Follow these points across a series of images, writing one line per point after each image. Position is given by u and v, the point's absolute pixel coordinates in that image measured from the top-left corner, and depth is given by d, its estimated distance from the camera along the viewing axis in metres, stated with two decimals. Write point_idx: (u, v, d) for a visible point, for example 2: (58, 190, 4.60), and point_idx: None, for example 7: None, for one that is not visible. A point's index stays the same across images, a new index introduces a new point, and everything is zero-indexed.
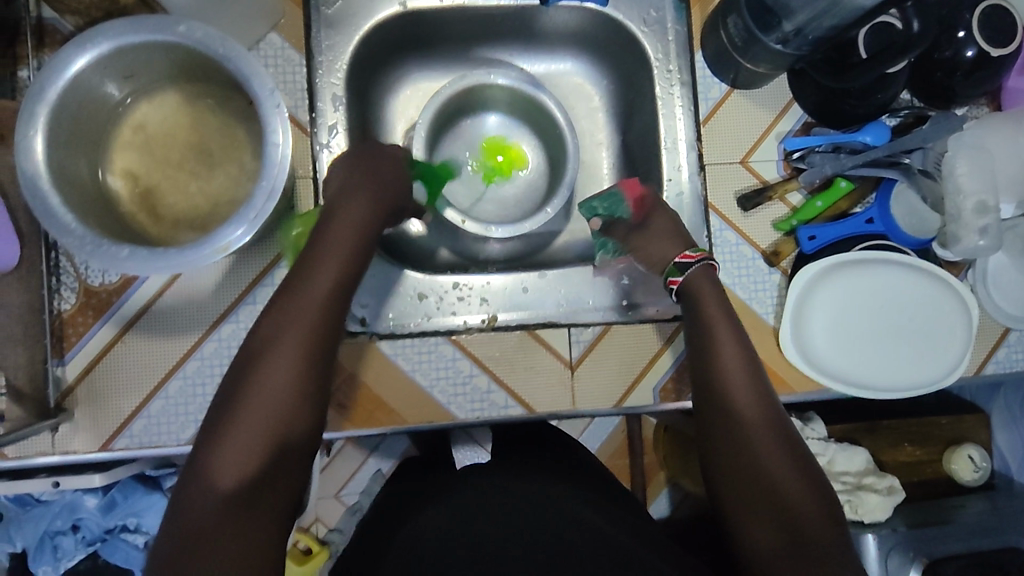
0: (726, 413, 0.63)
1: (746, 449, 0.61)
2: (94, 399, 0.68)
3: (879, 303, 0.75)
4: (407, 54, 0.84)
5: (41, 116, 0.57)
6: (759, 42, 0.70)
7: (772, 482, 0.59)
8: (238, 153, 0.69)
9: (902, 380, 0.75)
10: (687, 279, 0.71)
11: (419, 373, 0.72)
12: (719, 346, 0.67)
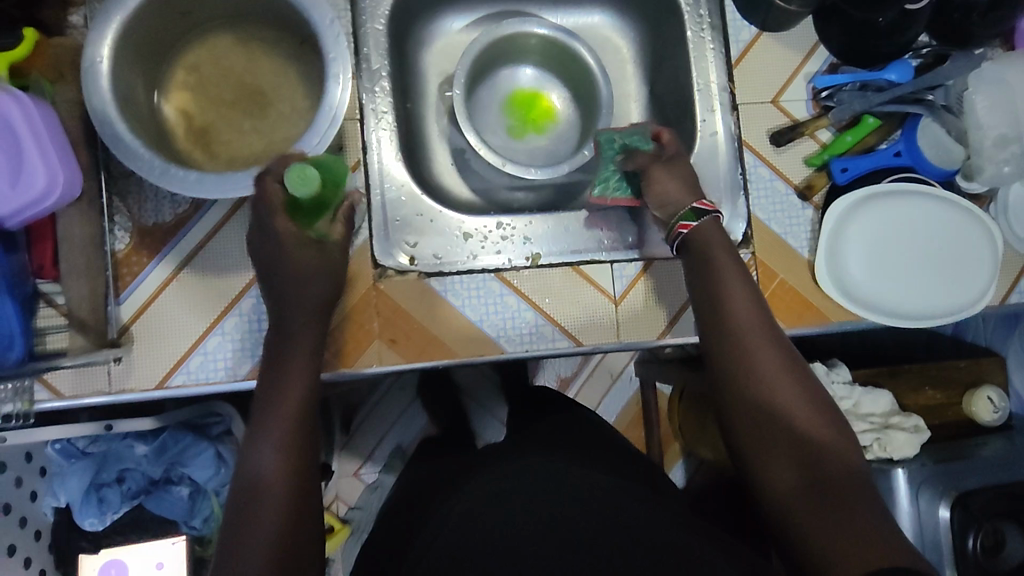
0: (737, 369, 0.64)
1: (759, 401, 0.62)
2: (150, 335, 0.69)
3: (900, 233, 0.78)
4: (441, 7, 0.86)
5: (110, 39, 0.59)
6: None
7: (787, 427, 0.61)
8: (289, 93, 0.70)
9: (933, 307, 0.78)
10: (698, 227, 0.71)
11: (469, 309, 0.74)
12: (730, 295, 0.67)
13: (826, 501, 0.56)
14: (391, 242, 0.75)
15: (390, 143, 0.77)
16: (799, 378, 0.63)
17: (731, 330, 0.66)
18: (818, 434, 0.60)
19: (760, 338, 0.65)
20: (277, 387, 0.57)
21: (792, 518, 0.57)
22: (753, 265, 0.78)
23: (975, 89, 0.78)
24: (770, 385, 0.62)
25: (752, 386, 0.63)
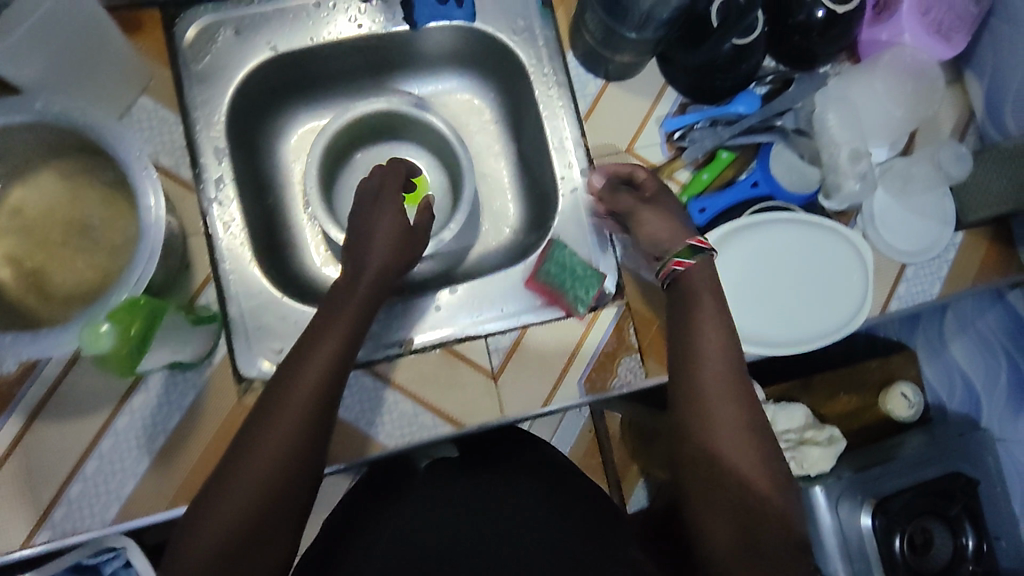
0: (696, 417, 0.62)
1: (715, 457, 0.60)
2: (10, 492, 0.66)
3: (761, 258, 0.78)
4: (289, 97, 0.85)
5: None
6: (618, 33, 0.71)
7: (741, 489, 0.59)
8: (119, 220, 0.67)
9: (811, 330, 0.78)
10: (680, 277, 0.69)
11: (342, 409, 0.72)
12: (699, 322, 0.66)
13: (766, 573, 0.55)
14: (252, 351, 0.73)
15: (241, 250, 0.75)
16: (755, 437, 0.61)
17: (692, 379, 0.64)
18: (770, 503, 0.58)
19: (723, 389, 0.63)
20: (223, 489, 0.55)
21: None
22: (628, 316, 0.78)
23: (824, 108, 0.79)
24: (728, 440, 0.61)
25: (707, 439, 0.61)
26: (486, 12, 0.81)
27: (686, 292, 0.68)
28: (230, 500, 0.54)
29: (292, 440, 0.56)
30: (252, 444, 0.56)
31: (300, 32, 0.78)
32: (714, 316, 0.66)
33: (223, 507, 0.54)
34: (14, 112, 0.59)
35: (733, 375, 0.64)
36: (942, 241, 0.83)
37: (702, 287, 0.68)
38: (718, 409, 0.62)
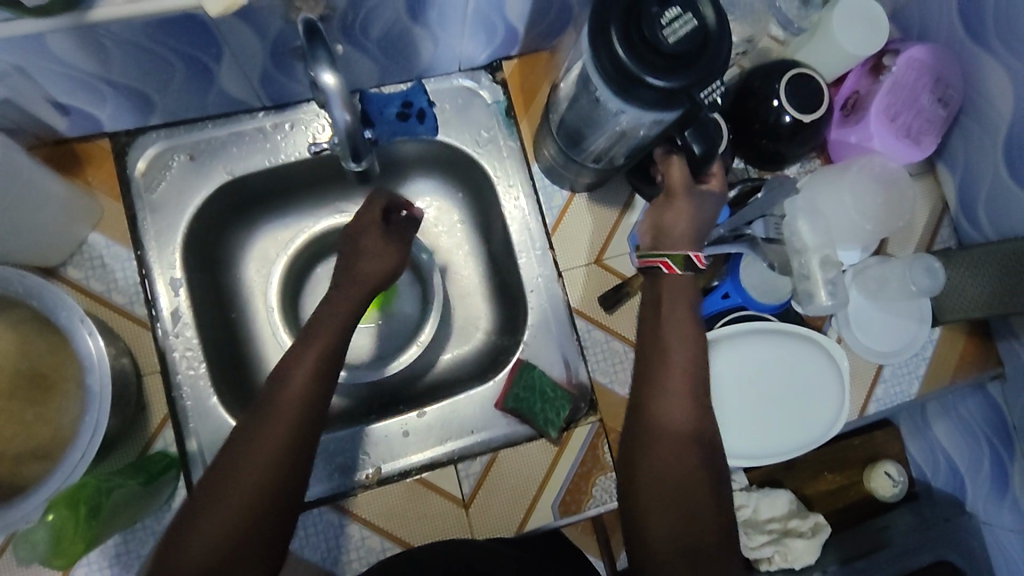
0: (652, 457, 0.57)
1: (674, 505, 0.57)
2: None
3: (756, 368, 0.79)
4: (250, 211, 0.82)
5: None
6: (574, 159, 0.74)
7: (705, 538, 0.56)
8: (70, 374, 0.66)
9: (789, 443, 0.78)
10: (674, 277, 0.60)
11: (309, 549, 0.70)
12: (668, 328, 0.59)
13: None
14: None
15: (200, 381, 0.72)
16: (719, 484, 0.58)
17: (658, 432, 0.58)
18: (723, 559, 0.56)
19: (687, 437, 0.57)
20: (211, 504, 0.53)
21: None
22: (603, 434, 0.77)
23: (793, 216, 0.79)
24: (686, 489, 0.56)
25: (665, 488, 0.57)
26: (448, 125, 0.80)
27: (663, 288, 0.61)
28: (206, 528, 0.52)
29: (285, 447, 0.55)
30: (224, 481, 0.54)
31: (256, 156, 0.77)
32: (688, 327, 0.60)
33: (212, 526, 0.52)
34: None
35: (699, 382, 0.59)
36: (919, 340, 0.83)
37: (671, 309, 0.60)
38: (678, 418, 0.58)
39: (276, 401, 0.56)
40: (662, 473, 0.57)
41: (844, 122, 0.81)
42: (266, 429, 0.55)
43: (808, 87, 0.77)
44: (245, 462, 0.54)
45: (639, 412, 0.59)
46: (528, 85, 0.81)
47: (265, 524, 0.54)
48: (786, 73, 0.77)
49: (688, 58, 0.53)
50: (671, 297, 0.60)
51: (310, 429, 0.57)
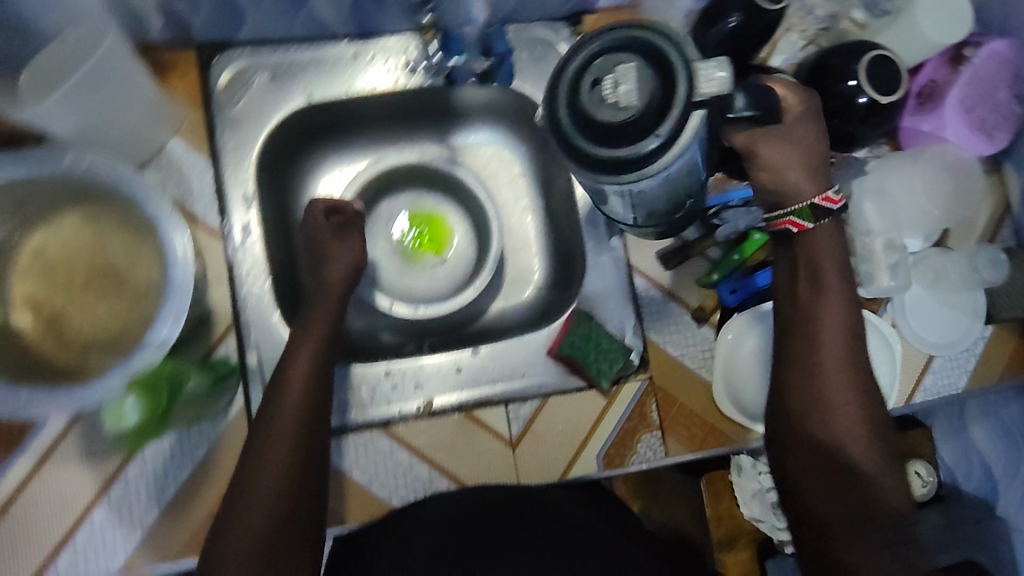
0: (807, 412, 0.61)
1: (824, 417, 0.60)
2: (16, 535, 0.66)
3: None
4: (320, 140, 0.83)
5: None
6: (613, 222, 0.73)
7: (852, 447, 0.59)
8: (144, 268, 0.65)
9: None
10: (807, 230, 0.64)
11: (358, 470, 0.71)
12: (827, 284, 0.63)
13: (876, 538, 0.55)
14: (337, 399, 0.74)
15: (263, 298, 0.72)
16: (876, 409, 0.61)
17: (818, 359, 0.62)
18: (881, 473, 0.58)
19: (844, 363, 0.62)
20: (259, 464, 0.60)
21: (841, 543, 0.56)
22: (652, 392, 0.77)
23: (860, 197, 0.80)
24: (843, 408, 0.60)
25: (823, 408, 0.61)
26: (524, 73, 0.80)
27: (813, 248, 0.64)
28: (259, 482, 0.59)
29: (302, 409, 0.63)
30: (263, 446, 0.60)
31: (336, 83, 0.77)
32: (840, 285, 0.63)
33: (265, 476, 0.59)
34: (42, 164, 0.59)
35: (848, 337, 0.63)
36: (972, 334, 0.83)
37: (822, 249, 0.64)
38: (830, 372, 0.61)
39: (284, 384, 0.64)
40: (822, 393, 0.61)
41: (918, 110, 0.81)
42: (291, 401, 0.63)
43: (886, 70, 0.76)
44: (280, 427, 0.61)
45: (793, 370, 0.63)
46: None
47: (309, 475, 0.61)
48: (868, 53, 0.77)
49: (671, 160, 0.50)
50: (811, 243, 0.64)
51: (322, 394, 0.65)
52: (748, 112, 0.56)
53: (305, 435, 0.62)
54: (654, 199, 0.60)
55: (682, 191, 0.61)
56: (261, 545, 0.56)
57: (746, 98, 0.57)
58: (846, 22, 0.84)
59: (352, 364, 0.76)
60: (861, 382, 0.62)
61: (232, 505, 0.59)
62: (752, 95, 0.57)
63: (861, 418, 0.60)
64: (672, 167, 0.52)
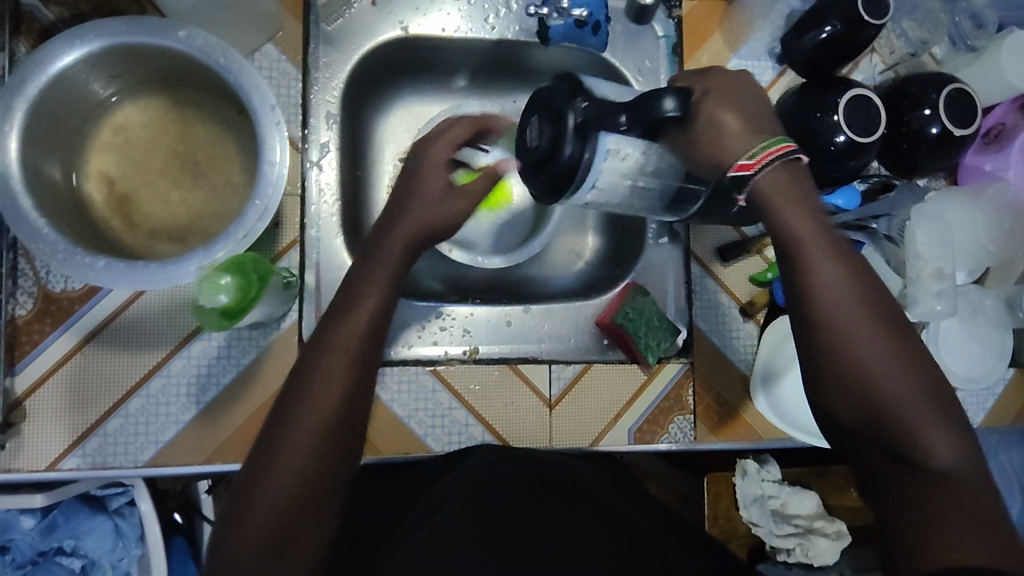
0: (842, 389, 0.54)
1: (859, 390, 0.53)
2: (47, 411, 0.64)
3: None
4: (402, 77, 0.83)
5: (19, 110, 0.55)
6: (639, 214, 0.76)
7: (901, 414, 0.52)
8: (225, 165, 0.66)
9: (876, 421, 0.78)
10: (751, 192, 0.57)
11: (397, 404, 0.71)
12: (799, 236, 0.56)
13: (947, 504, 0.50)
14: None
15: (332, 220, 0.72)
16: (913, 361, 0.54)
17: (832, 331, 0.54)
18: (937, 433, 0.52)
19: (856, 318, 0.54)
20: (296, 408, 0.53)
21: (910, 521, 0.51)
22: (690, 376, 0.78)
23: (917, 221, 0.79)
24: (879, 373, 0.53)
25: (855, 384, 0.53)
26: (616, 47, 0.81)
27: (772, 200, 0.56)
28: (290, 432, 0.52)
29: (353, 357, 0.55)
30: (303, 394, 0.53)
31: (434, 19, 0.77)
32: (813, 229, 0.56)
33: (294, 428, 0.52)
34: (155, 36, 0.58)
35: (852, 290, 0.55)
36: (994, 373, 0.85)
37: (782, 196, 0.56)
38: (847, 338, 0.54)
39: (347, 316, 0.57)
40: (853, 363, 0.53)
41: (983, 149, 0.85)
42: (341, 344, 0.55)
43: (964, 103, 0.79)
44: (326, 373, 0.54)
45: (812, 344, 0.55)
46: (698, 28, 0.83)
47: (353, 424, 0.54)
48: (946, 86, 0.79)
49: (587, 171, 0.61)
50: (766, 198, 0.56)
51: (373, 337, 0.57)
52: (677, 115, 0.56)
53: (350, 382, 0.54)
54: (643, 184, 0.67)
55: (666, 185, 0.67)
56: (282, 505, 0.51)
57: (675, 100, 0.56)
58: (927, 56, 0.86)
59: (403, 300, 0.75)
60: (890, 337, 0.54)
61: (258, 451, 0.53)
62: (680, 98, 0.56)
63: (900, 376, 0.53)
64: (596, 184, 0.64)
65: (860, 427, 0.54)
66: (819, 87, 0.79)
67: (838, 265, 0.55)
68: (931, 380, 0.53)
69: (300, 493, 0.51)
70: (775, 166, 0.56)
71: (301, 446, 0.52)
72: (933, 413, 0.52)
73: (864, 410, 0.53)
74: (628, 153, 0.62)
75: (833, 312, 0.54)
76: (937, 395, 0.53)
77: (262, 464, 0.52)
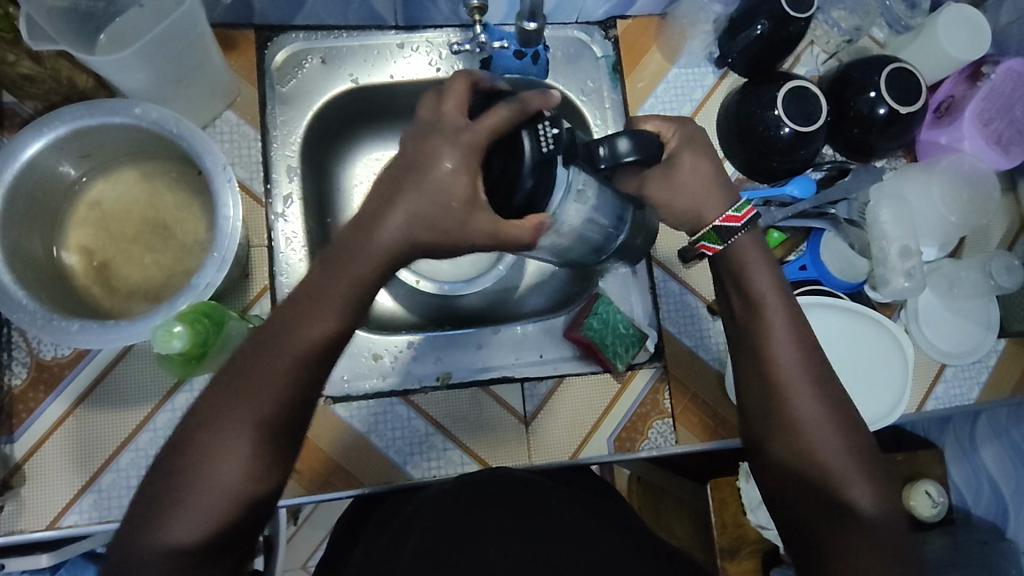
0: (779, 426, 0.56)
1: (790, 430, 0.56)
2: (46, 473, 0.68)
3: (851, 341, 0.80)
4: (362, 126, 0.87)
5: None
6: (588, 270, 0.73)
7: (827, 462, 0.54)
8: (193, 226, 0.71)
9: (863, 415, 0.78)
10: (726, 246, 0.61)
11: (375, 435, 0.74)
12: (757, 287, 0.59)
13: (864, 546, 0.51)
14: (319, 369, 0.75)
15: (298, 265, 0.76)
16: (845, 418, 0.56)
17: (774, 374, 0.57)
18: (860, 484, 0.54)
19: (796, 362, 0.57)
20: (205, 461, 0.50)
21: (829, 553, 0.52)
22: (665, 380, 0.79)
23: (878, 202, 0.80)
24: (812, 421, 0.55)
25: (791, 427, 0.56)
26: (557, 71, 0.85)
27: (736, 257, 0.61)
28: (196, 484, 0.50)
29: (275, 417, 0.51)
30: (216, 438, 0.50)
31: (382, 68, 0.82)
32: (771, 285, 0.59)
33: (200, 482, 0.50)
34: (114, 116, 0.63)
35: (799, 340, 0.58)
36: (983, 347, 0.84)
37: (751, 254, 0.60)
38: (786, 380, 0.56)
39: (268, 367, 0.51)
40: (786, 406, 0.56)
41: (936, 124, 0.84)
42: (263, 390, 0.51)
43: (906, 81, 0.79)
44: (253, 407, 0.51)
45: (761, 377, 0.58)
46: (636, 44, 0.86)
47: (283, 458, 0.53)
48: (886, 67, 0.80)
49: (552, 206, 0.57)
50: (735, 258, 0.61)
51: (308, 395, 0.53)
52: (633, 156, 0.59)
53: (283, 414, 0.52)
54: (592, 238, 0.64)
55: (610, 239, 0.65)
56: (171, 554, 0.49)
57: (631, 142, 0.59)
58: (868, 41, 0.88)
59: (375, 335, 0.78)
60: (826, 392, 0.56)
61: (168, 479, 0.50)
62: (639, 141, 0.59)
63: (830, 425, 0.55)
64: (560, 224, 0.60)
65: (790, 464, 0.56)
66: (759, 83, 0.80)
67: (789, 316, 0.58)
68: (859, 438, 0.56)
69: (222, 525, 0.50)
70: (749, 233, 0.61)
71: (224, 478, 0.50)
72: (859, 464, 0.55)
73: (797, 448, 0.55)
74: (589, 196, 0.59)
75: (777, 355, 0.57)
76: (864, 449, 0.55)
77: (178, 492, 0.50)
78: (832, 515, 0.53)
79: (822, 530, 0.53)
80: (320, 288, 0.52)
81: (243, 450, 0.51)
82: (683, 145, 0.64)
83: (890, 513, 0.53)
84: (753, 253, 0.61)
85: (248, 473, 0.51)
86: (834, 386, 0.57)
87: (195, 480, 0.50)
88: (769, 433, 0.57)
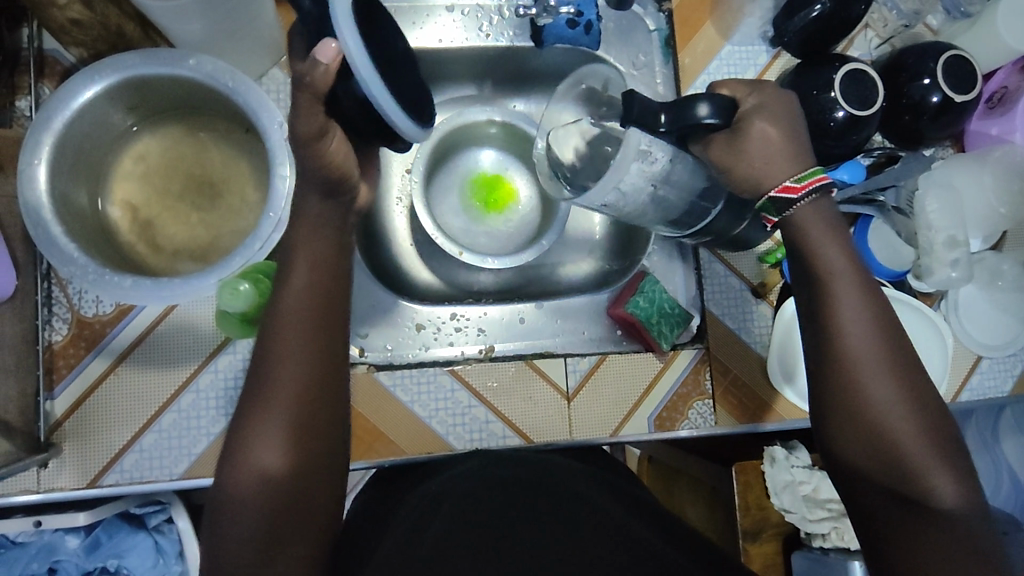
0: (850, 410, 0.56)
1: (862, 414, 0.55)
2: (87, 431, 0.67)
3: None
4: None
5: (46, 144, 0.58)
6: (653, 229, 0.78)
7: (903, 448, 0.54)
8: (240, 185, 0.69)
9: None
10: (785, 219, 0.60)
11: (418, 405, 0.73)
12: (829, 267, 0.58)
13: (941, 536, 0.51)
14: None
15: None
16: (920, 403, 0.55)
17: (845, 357, 0.56)
18: (943, 474, 0.53)
19: (869, 346, 0.56)
20: (256, 436, 0.52)
21: (900, 547, 0.52)
22: (706, 361, 0.78)
23: (925, 190, 0.79)
24: (886, 406, 0.55)
25: (864, 412, 0.55)
26: (608, 44, 0.83)
27: (806, 232, 0.59)
28: (252, 458, 0.51)
29: (310, 380, 0.53)
30: (263, 413, 0.52)
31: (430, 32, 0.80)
32: (844, 266, 0.58)
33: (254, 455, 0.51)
34: (168, 66, 0.61)
35: (870, 323, 0.57)
36: (1020, 340, 0.84)
37: (819, 231, 0.59)
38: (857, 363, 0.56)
39: (285, 330, 0.54)
40: (859, 390, 0.56)
41: (987, 114, 0.84)
42: (293, 358, 0.53)
43: (962, 69, 0.78)
44: (286, 376, 0.53)
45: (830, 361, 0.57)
46: (690, 19, 0.84)
47: (325, 424, 0.54)
48: (943, 54, 0.78)
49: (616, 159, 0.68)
50: (800, 229, 0.59)
51: (332, 358, 0.55)
52: (712, 120, 0.60)
53: (319, 378, 0.54)
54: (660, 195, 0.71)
55: (679, 201, 0.72)
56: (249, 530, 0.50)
57: (710, 106, 0.60)
58: (923, 27, 0.87)
59: (420, 306, 0.78)
60: (902, 375, 0.56)
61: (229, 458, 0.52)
62: (716, 105, 0.61)
63: (906, 411, 0.55)
64: (621, 182, 0.69)
65: (862, 449, 0.55)
66: (815, 65, 0.79)
67: (860, 299, 0.57)
68: (936, 424, 0.55)
69: (283, 495, 0.51)
70: (811, 202, 0.59)
71: (274, 448, 0.52)
72: (939, 452, 0.54)
73: (869, 434, 0.55)
74: (656, 158, 0.68)
75: (847, 338, 0.57)
76: (941, 436, 0.55)
77: (238, 467, 0.52)
78: (910, 505, 0.53)
79: (895, 519, 0.53)
80: (317, 257, 0.57)
81: (287, 419, 0.52)
82: (757, 111, 0.61)
83: (969, 502, 0.53)
84: (823, 227, 0.59)
85: (298, 442, 0.52)
86: (908, 370, 0.56)
87: (252, 455, 0.51)
88: (840, 419, 0.57)
